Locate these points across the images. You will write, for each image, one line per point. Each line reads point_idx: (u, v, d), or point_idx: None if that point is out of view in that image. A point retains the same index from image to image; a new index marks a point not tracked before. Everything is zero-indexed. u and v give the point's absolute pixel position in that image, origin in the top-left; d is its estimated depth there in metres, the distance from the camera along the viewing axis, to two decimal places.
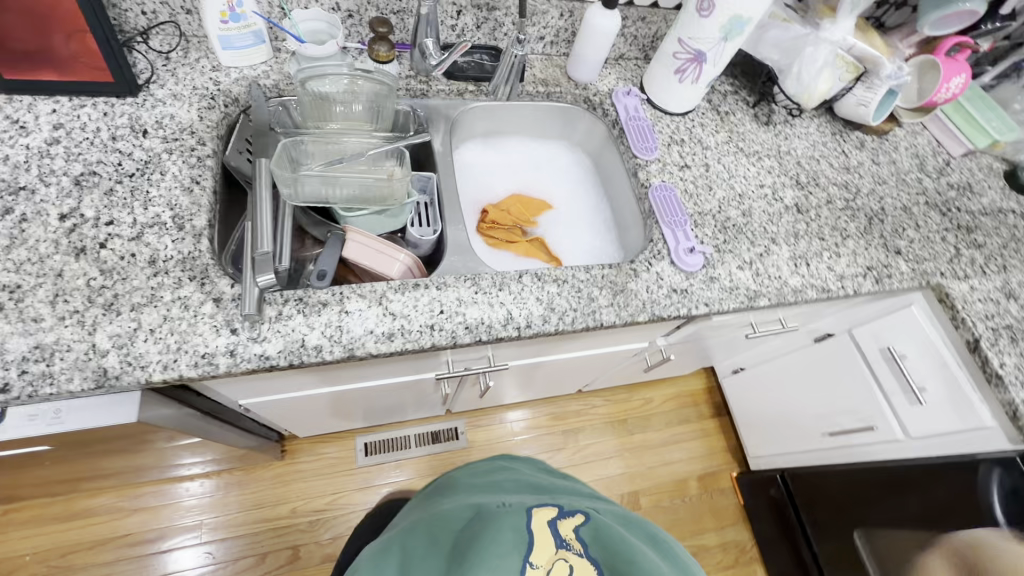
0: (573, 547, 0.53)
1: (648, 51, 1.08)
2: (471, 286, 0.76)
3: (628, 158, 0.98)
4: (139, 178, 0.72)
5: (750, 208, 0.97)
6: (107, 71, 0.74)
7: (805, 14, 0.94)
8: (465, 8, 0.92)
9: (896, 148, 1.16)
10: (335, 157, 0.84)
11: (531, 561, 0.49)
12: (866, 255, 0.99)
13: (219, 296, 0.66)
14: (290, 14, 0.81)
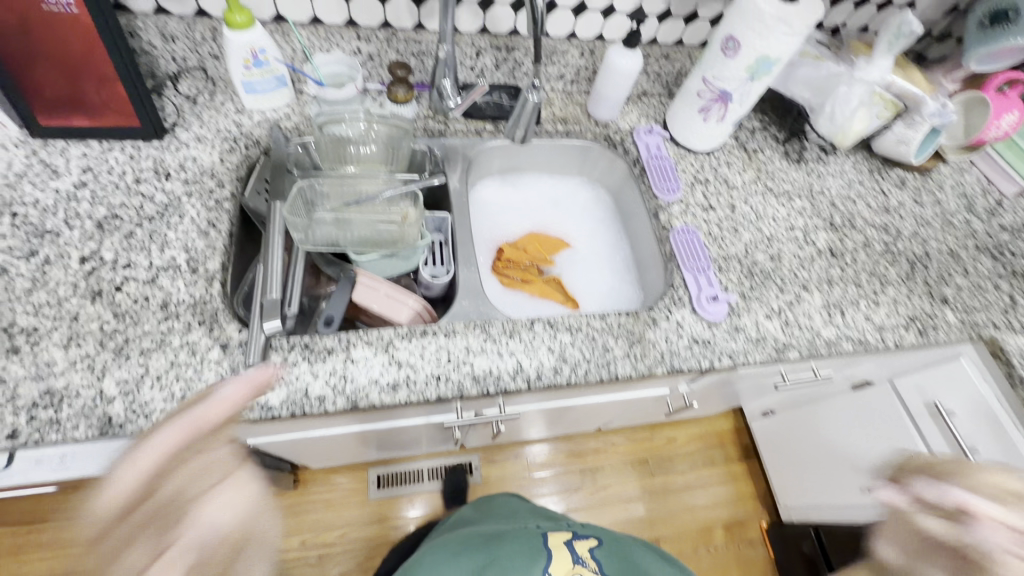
0: (585, 561, 0.71)
1: (672, 87, 1.05)
2: (481, 334, 0.74)
3: (649, 198, 0.95)
4: (159, 220, 0.73)
5: (779, 252, 0.92)
6: (135, 116, 0.76)
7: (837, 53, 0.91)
8: (485, 49, 0.92)
9: (941, 186, 1.09)
10: (351, 199, 0.84)
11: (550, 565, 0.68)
12: (908, 304, 0.92)
13: (227, 341, 0.66)
14: (311, 59, 0.82)
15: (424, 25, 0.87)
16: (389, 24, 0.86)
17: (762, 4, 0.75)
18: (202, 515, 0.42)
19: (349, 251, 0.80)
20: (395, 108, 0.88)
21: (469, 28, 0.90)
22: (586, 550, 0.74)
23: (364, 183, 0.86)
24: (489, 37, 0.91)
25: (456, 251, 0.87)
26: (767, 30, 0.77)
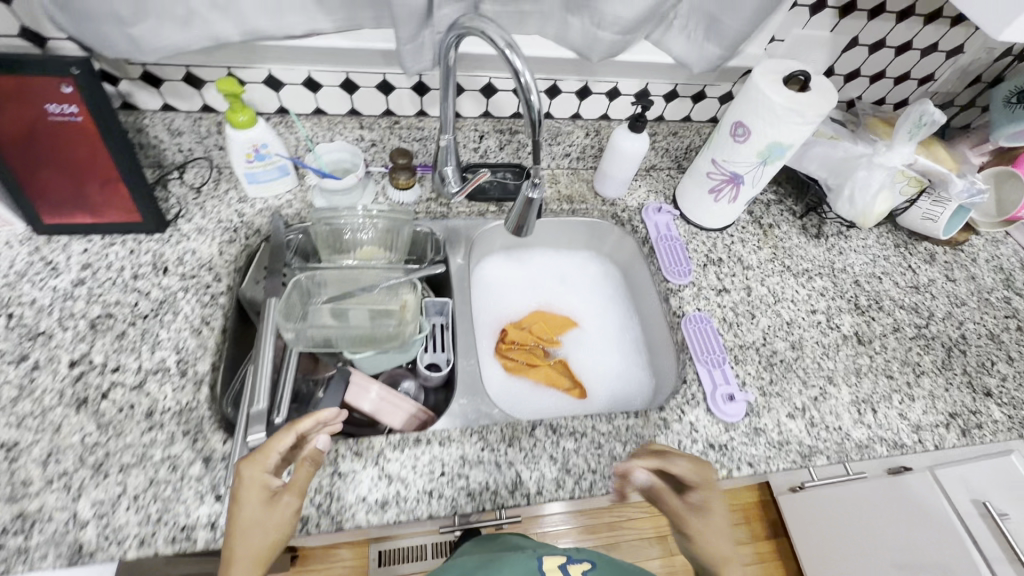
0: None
1: (681, 161, 1.02)
2: (477, 441, 0.69)
3: (659, 281, 0.91)
4: (152, 319, 0.72)
5: (800, 338, 0.86)
6: (137, 212, 0.76)
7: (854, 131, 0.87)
8: (488, 133, 0.91)
9: (974, 261, 1.02)
10: (350, 288, 0.82)
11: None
12: (947, 398, 0.84)
13: (210, 454, 0.63)
14: (314, 150, 0.83)
15: (426, 112, 0.86)
16: (391, 113, 0.85)
17: (772, 95, 0.72)
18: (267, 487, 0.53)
19: (344, 349, 0.76)
20: (398, 195, 0.88)
21: (470, 113, 0.88)
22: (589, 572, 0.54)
23: (363, 273, 0.84)
24: (492, 121, 0.89)
25: (455, 342, 0.84)
26: (778, 120, 0.74)
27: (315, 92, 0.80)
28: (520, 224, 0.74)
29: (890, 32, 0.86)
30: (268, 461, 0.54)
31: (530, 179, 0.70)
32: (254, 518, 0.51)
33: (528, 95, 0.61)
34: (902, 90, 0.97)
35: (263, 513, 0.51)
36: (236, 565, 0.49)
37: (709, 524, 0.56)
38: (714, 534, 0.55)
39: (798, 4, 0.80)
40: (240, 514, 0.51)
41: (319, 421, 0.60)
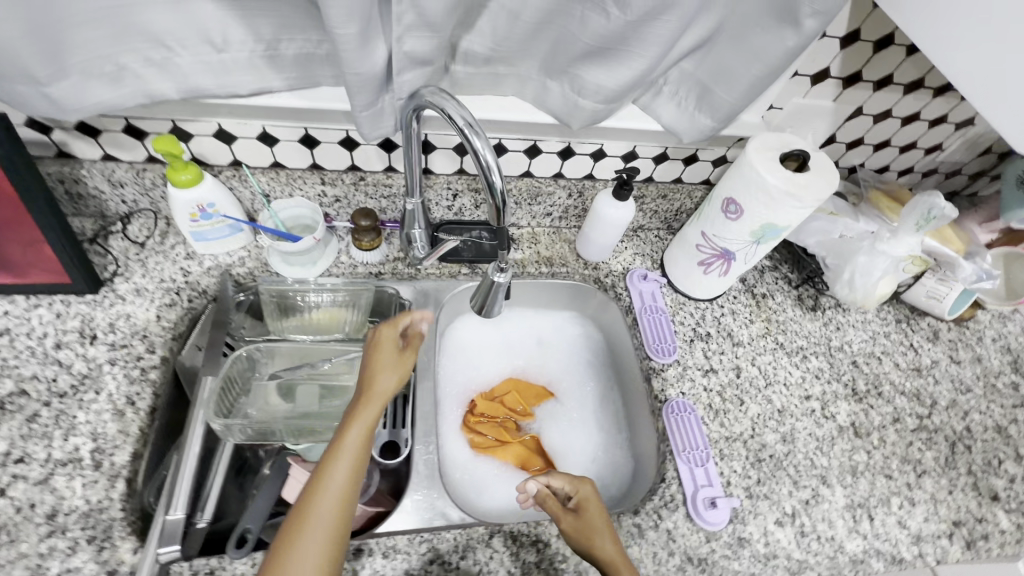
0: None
1: (671, 222, 0.96)
2: (426, 552, 0.62)
3: (641, 357, 0.84)
4: (70, 398, 0.64)
5: (792, 430, 0.79)
6: (66, 273, 0.69)
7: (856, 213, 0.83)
8: (462, 191, 0.84)
9: (981, 340, 0.94)
10: (300, 361, 0.76)
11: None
12: (951, 503, 0.76)
13: (116, 567, 0.55)
14: (268, 206, 0.75)
15: (395, 169, 0.79)
16: (357, 167, 0.78)
17: (767, 176, 0.67)
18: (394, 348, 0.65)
19: (284, 441, 0.68)
20: (361, 254, 0.81)
21: (443, 170, 0.81)
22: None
23: (319, 348, 0.77)
24: (466, 179, 0.82)
25: (414, 424, 0.76)
26: (773, 203, 0.68)
27: (271, 146, 0.73)
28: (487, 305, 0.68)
29: (897, 103, 0.80)
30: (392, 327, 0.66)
31: (496, 262, 0.64)
32: (385, 366, 0.63)
33: (490, 175, 0.55)
34: (907, 159, 0.91)
35: (388, 362, 0.63)
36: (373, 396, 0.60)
37: (593, 524, 0.62)
38: (599, 535, 0.61)
39: (799, 73, 0.74)
40: (376, 361, 0.63)
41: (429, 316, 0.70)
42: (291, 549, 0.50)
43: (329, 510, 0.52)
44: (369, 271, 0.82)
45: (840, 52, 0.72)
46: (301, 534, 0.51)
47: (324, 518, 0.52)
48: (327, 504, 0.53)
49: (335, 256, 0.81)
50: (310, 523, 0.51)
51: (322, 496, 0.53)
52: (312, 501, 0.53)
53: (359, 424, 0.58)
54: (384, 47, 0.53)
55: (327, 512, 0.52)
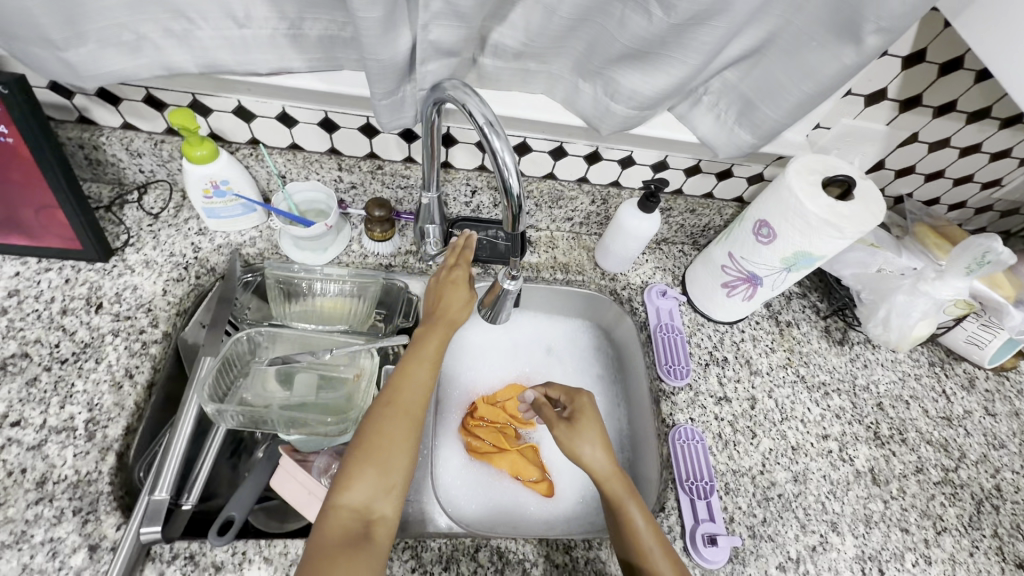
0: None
1: (697, 238, 0.92)
2: (408, 559, 0.61)
3: (651, 377, 0.80)
4: (71, 365, 0.64)
5: (805, 470, 0.75)
6: (76, 240, 0.69)
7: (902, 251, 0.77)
8: (481, 188, 0.81)
9: (1021, 393, 0.87)
10: (300, 348, 0.74)
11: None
12: (971, 566, 0.71)
13: (98, 541, 0.55)
14: (283, 188, 0.74)
15: (414, 160, 0.77)
16: (375, 155, 0.76)
17: (806, 201, 0.62)
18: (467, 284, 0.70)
19: (276, 430, 0.66)
20: (373, 245, 0.79)
21: (463, 164, 0.78)
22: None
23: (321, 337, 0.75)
24: (486, 176, 0.79)
25: None
26: (810, 230, 0.63)
27: (291, 128, 0.72)
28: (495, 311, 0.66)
29: (956, 132, 0.74)
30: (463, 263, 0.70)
31: (507, 267, 0.62)
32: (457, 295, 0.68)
33: (507, 176, 0.52)
34: (960, 192, 0.85)
35: (458, 295, 0.68)
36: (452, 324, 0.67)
37: (579, 431, 0.66)
38: (583, 441, 0.65)
39: (851, 92, 0.69)
40: (449, 293, 0.68)
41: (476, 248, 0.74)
42: (380, 435, 0.56)
43: (413, 404, 0.59)
44: (380, 262, 0.80)
45: (900, 73, 0.66)
46: (387, 421, 0.57)
47: (411, 408, 0.59)
48: (409, 400, 0.59)
49: (347, 244, 0.80)
50: (399, 413, 0.58)
51: (408, 389, 0.60)
52: (395, 396, 0.59)
53: (434, 339, 0.65)
54: (409, 35, 0.50)
55: (409, 405, 0.59)
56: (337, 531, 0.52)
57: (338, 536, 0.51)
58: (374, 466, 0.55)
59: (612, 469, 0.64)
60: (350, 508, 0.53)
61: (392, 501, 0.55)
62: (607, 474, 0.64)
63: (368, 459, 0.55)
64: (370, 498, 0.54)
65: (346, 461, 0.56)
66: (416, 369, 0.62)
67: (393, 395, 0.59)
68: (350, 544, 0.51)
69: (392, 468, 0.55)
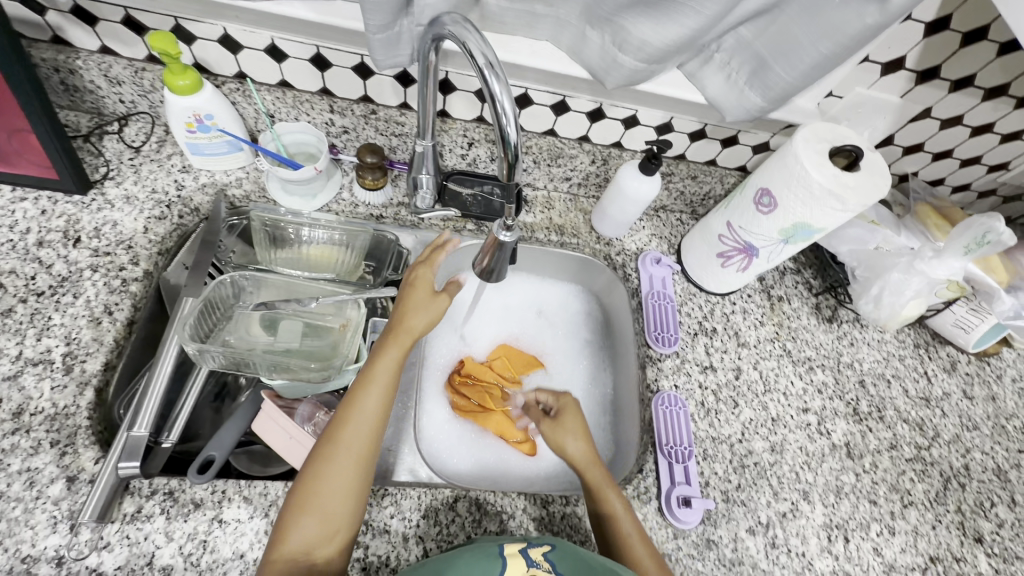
0: (545, 565, 0.51)
1: (696, 206, 0.90)
2: (387, 505, 0.61)
3: (639, 343, 0.80)
4: (48, 298, 0.63)
5: (782, 441, 0.76)
6: (52, 169, 0.66)
7: (901, 232, 0.77)
8: (478, 141, 0.78)
9: (999, 378, 0.88)
10: (286, 296, 0.73)
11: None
12: (932, 538, 0.73)
13: (76, 473, 0.55)
14: (271, 127, 0.71)
15: (410, 106, 0.73)
16: (369, 99, 0.72)
17: (811, 169, 0.60)
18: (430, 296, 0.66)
19: (259, 374, 0.66)
20: (364, 194, 0.77)
21: (461, 114, 0.75)
22: (548, 553, 0.53)
23: (308, 286, 0.74)
24: (485, 128, 0.76)
25: None
26: (813, 200, 0.62)
27: (280, 62, 0.67)
28: (491, 269, 0.65)
29: (971, 110, 0.72)
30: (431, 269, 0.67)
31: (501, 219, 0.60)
32: (419, 307, 0.64)
33: (505, 125, 0.49)
34: (965, 174, 0.83)
35: (419, 306, 0.64)
36: (406, 328, 0.63)
37: (564, 426, 0.70)
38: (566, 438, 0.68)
39: (869, 59, 0.66)
40: (408, 305, 0.64)
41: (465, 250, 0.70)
42: (319, 477, 0.53)
43: (357, 438, 0.55)
44: (371, 213, 0.77)
45: (920, 40, 0.64)
46: (326, 460, 0.53)
47: (353, 443, 0.55)
48: (351, 432, 0.55)
49: (336, 192, 0.77)
50: (340, 449, 0.54)
51: (351, 423, 0.56)
52: (337, 431, 0.55)
53: (385, 359, 0.60)
54: None
55: (352, 438, 0.55)
56: None
57: None
58: (314, 512, 0.51)
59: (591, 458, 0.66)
60: (291, 554, 0.50)
61: (336, 544, 0.51)
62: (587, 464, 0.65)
63: (306, 502, 0.52)
64: (311, 542, 0.50)
65: (287, 506, 0.53)
66: (363, 396, 0.57)
67: (333, 432, 0.55)
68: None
69: (332, 511, 0.51)
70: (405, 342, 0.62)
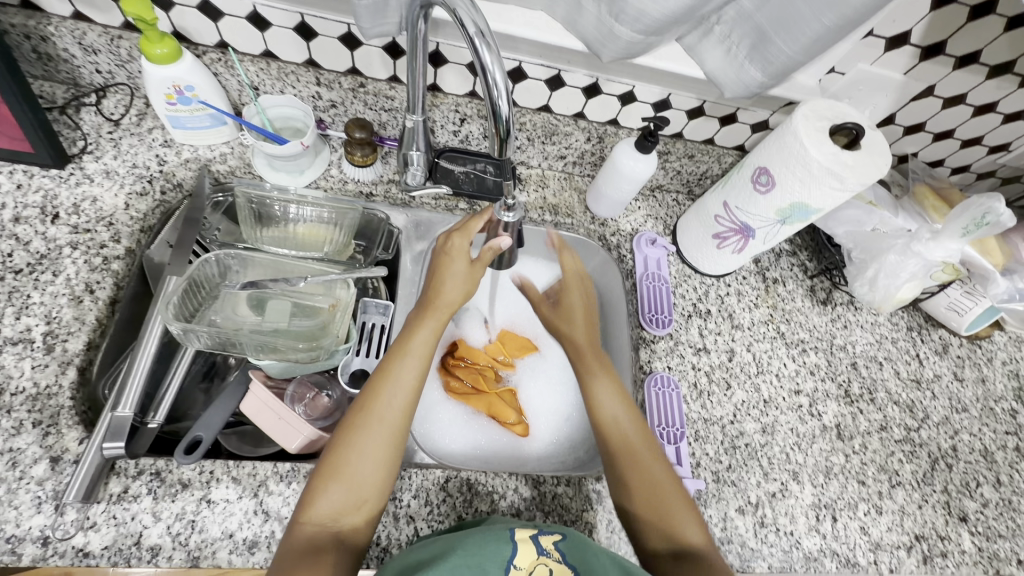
0: (555, 554, 0.52)
1: (693, 186, 0.88)
2: None
3: (633, 325, 0.79)
4: (26, 276, 0.61)
5: (774, 422, 0.77)
6: (26, 142, 0.63)
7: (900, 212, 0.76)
8: (471, 116, 0.76)
9: (990, 361, 0.88)
10: (274, 275, 0.71)
11: (515, 560, 0.49)
12: (918, 517, 0.74)
13: (60, 454, 0.54)
14: (255, 101, 0.68)
15: (399, 79, 0.71)
16: (357, 72, 0.70)
17: (811, 147, 0.59)
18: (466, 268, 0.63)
19: (247, 354, 0.64)
20: (353, 171, 0.75)
21: (453, 89, 0.72)
22: (559, 542, 0.53)
23: (297, 264, 0.72)
24: (477, 104, 0.74)
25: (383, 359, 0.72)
26: (811, 179, 0.60)
27: (263, 31, 0.65)
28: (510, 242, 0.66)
29: (974, 88, 0.70)
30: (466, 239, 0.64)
31: (503, 199, 0.60)
32: (450, 276, 0.62)
33: (497, 99, 0.47)
34: (965, 155, 0.82)
35: (453, 275, 0.62)
36: (440, 304, 0.62)
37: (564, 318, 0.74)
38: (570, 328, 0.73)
39: (873, 34, 0.64)
40: (443, 273, 0.63)
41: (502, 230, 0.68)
42: (351, 445, 0.53)
43: (390, 412, 0.55)
44: (360, 189, 0.76)
45: (927, 15, 0.62)
46: (361, 431, 0.54)
47: (386, 418, 0.55)
48: (386, 405, 0.55)
49: (325, 168, 0.75)
50: (373, 421, 0.54)
51: (384, 398, 0.56)
52: (370, 402, 0.55)
53: (423, 331, 0.60)
54: None
55: (387, 410, 0.55)
56: (303, 544, 0.49)
57: (304, 549, 0.48)
58: (345, 481, 0.52)
59: (590, 349, 0.70)
60: (318, 520, 0.50)
61: (364, 513, 0.52)
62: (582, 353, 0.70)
63: (335, 471, 0.52)
64: (340, 510, 0.51)
65: (315, 472, 0.53)
66: (399, 369, 0.57)
67: (368, 403, 0.55)
68: (313, 557, 0.48)
69: (363, 484, 0.52)
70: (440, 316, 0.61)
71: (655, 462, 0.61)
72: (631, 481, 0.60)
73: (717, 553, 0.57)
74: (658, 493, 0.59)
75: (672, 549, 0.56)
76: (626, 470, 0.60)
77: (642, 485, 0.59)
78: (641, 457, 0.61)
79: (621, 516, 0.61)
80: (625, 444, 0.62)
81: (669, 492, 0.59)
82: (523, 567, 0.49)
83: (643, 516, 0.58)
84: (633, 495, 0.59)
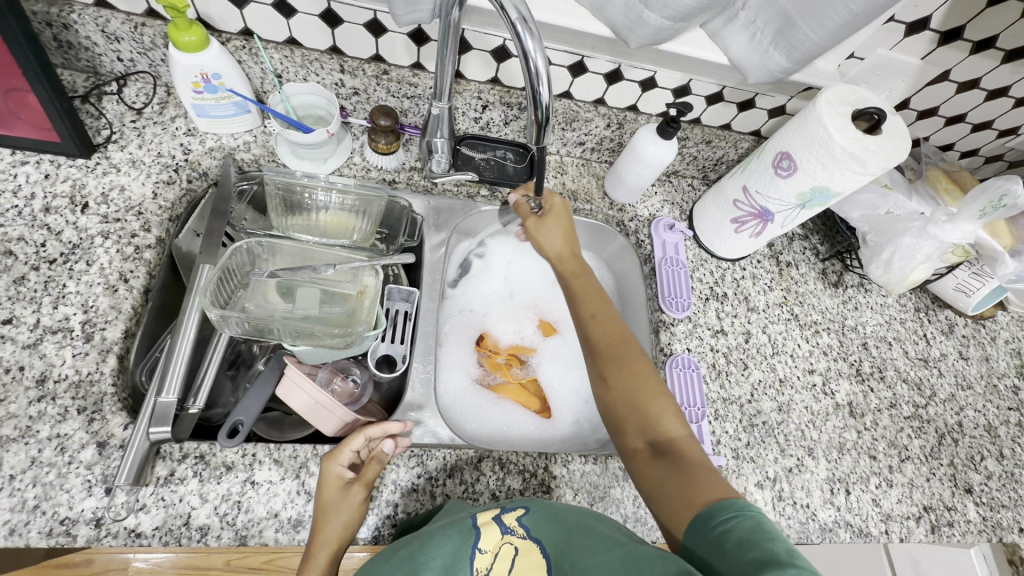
0: (519, 530, 0.55)
1: (708, 171, 0.90)
2: (415, 466, 0.63)
3: (652, 308, 0.81)
4: (60, 266, 0.62)
5: (789, 401, 0.79)
6: (54, 132, 0.63)
7: (912, 198, 0.78)
8: (493, 104, 0.76)
9: (994, 340, 0.91)
10: (302, 262, 0.71)
11: (479, 545, 0.52)
12: (926, 489, 0.78)
13: (106, 439, 0.55)
14: (279, 89, 0.68)
15: (423, 66, 0.71)
16: (381, 59, 0.70)
17: (835, 132, 0.60)
18: (337, 486, 0.56)
19: (281, 340, 0.65)
20: (377, 158, 0.76)
21: (476, 75, 0.73)
22: (523, 517, 0.56)
23: (322, 251, 0.72)
24: (499, 90, 0.74)
25: (410, 343, 0.72)
26: (834, 163, 0.62)
27: (289, 18, 0.65)
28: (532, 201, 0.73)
29: (989, 72, 0.71)
30: (342, 455, 0.57)
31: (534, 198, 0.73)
32: (332, 507, 0.55)
33: (538, 85, 0.48)
34: (975, 139, 0.84)
35: (331, 501, 0.55)
36: (320, 542, 0.53)
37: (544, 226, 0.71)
38: (548, 236, 0.70)
39: (894, 19, 0.65)
40: (321, 505, 0.55)
41: (388, 430, 0.60)
42: None
43: None
44: (383, 177, 0.77)
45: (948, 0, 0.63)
46: None
47: None
48: None
49: (348, 157, 0.76)
50: None
51: None
52: None
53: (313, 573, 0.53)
54: None
55: None
56: None
57: None
58: None
59: (571, 255, 0.69)
60: None
61: None
62: (563, 260, 0.69)
63: None
64: None
65: None
66: None
67: None
68: None
69: None
70: (326, 548, 0.54)
71: (634, 366, 0.60)
72: (613, 381, 0.59)
73: (698, 445, 0.56)
74: (638, 391, 0.58)
75: (651, 442, 0.56)
76: (608, 370, 0.60)
77: (625, 385, 0.59)
78: (626, 362, 0.60)
79: (602, 412, 0.61)
80: (606, 352, 0.61)
81: (645, 390, 0.58)
82: (488, 549, 0.52)
83: (623, 411, 0.58)
84: (615, 392, 0.59)
